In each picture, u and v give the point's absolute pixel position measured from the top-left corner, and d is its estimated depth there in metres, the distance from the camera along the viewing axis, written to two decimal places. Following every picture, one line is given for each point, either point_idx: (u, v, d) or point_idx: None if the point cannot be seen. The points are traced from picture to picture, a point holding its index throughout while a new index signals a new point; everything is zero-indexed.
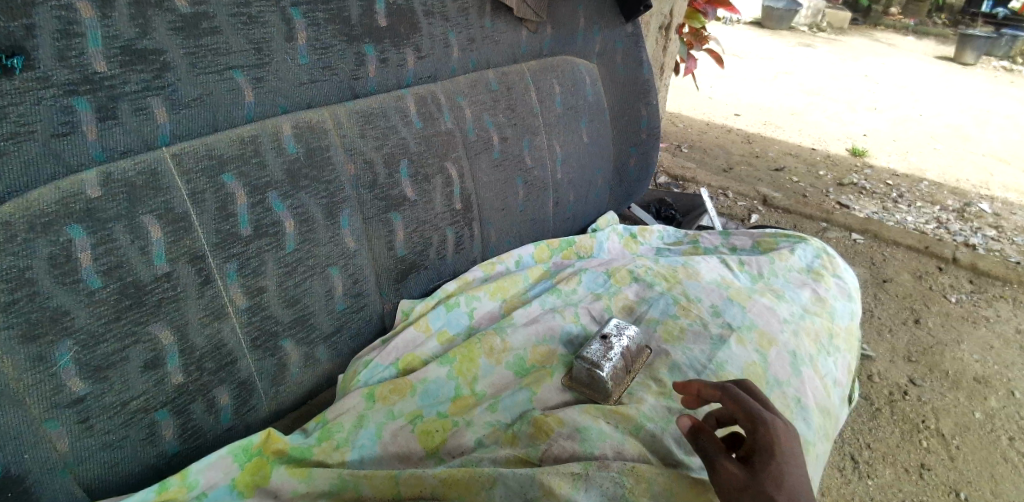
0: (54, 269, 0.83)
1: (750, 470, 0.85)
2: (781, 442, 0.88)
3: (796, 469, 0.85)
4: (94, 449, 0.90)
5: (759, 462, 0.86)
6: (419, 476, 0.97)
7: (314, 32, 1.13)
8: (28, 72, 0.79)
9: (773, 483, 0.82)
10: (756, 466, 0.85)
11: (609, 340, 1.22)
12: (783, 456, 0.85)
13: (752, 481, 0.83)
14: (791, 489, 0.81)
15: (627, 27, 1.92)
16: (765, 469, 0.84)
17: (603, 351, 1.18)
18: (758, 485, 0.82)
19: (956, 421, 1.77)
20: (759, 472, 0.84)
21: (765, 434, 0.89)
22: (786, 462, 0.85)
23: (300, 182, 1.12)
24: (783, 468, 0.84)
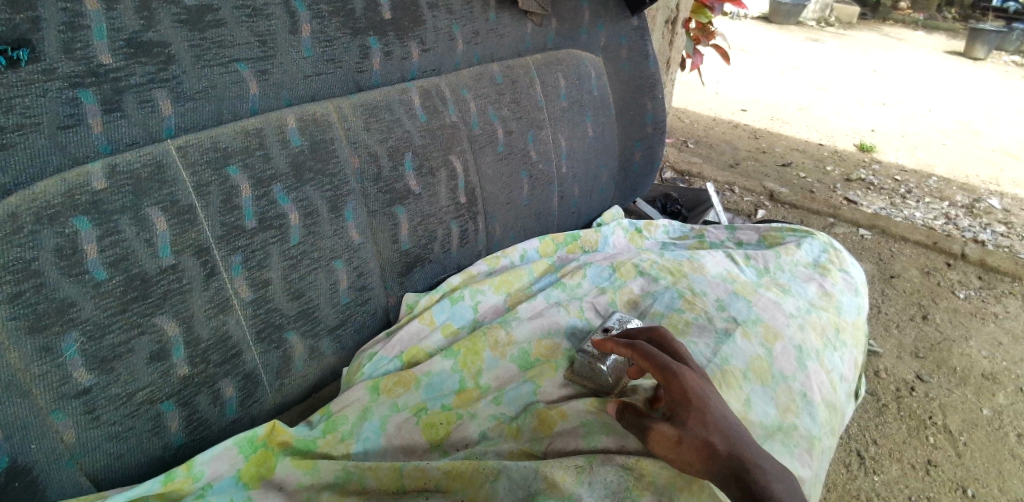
0: (61, 261, 0.83)
1: (678, 420, 0.94)
2: (692, 379, 0.99)
3: (707, 397, 0.96)
4: (100, 440, 0.91)
5: (681, 408, 0.95)
6: (423, 469, 0.97)
7: (318, 25, 1.13)
8: (33, 64, 0.79)
9: (699, 423, 0.92)
10: (681, 414, 0.94)
11: (610, 332, 1.23)
12: (698, 392, 0.96)
13: (683, 430, 0.92)
14: (714, 423, 0.92)
15: (632, 20, 1.91)
16: (688, 414, 0.94)
17: (604, 344, 1.19)
18: (689, 432, 0.91)
19: (964, 417, 1.76)
20: (684, 421, 0.93)
21: (677, 376, 0.99)
22: (703, 397, 0.96)
23: (305, 175, 1.13)
24: (701, 403, 0.95)
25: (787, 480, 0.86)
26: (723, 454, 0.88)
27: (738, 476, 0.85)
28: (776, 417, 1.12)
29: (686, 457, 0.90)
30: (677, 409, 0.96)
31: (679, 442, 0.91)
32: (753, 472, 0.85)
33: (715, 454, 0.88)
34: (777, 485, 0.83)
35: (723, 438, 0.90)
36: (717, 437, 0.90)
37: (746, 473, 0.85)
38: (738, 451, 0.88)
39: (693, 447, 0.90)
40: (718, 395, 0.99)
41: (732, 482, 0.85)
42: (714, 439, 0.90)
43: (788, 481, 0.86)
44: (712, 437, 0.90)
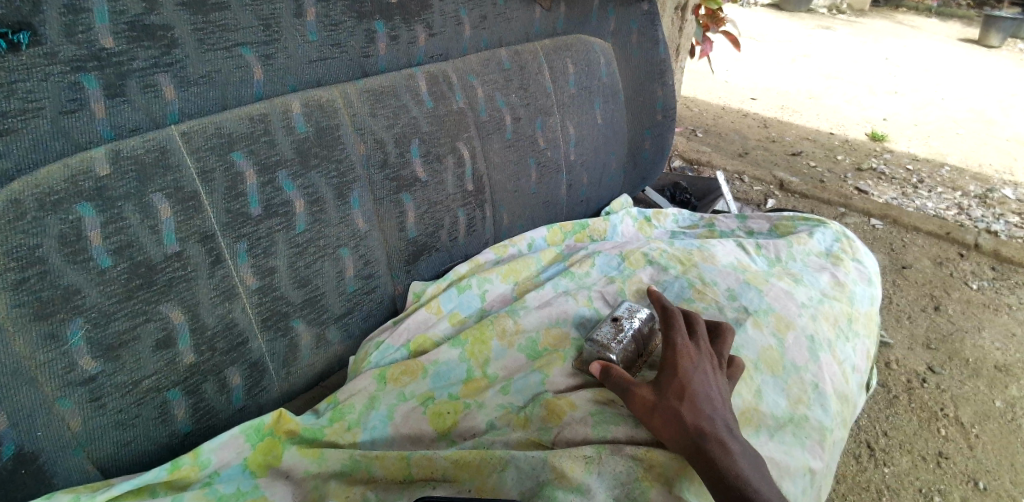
0: (64, 248, 0.82)
1: (660, 388, 0.97)
2: (686, 356, 1.00)
3: (696, 374, 0.97)
4: (107, 428, 0.91)
5: (666, 378, 0.97)
6: (430, 458, 0.97)
7: (322, 9, 1.11)
8: (35, 47, 0.77)
9: (676, 394, 0.94)
10: (665, 383, 0.97)
11: (620, 321, 1.21)
12: (688, 368, 0.98)
13: (662, 398, 0.95)
14: (694, 396, 0.93)
15: (642, 5, 1.87)
16: (671, 384, 0.96)
17: (612, 333, 1.17)
18: (667, 401, 0.94)
19: (976, 409, 1.74)
20: (665, 390, 0.96)
21: (673, 352, 1.01)
22: (692, 373, 0.97)
23: (310, 161, 1.11)
24: (688, 378, 0.96)
25: (753, 463, 0.87)
26: (694, 427, 0.89)
27: (703, 449, 0.87)
28: (786, 408, 1.10)
29: (659, 423, 0.93)
30: (663, 378, 0.98)
31: (655, 408, 0.94)
32: (718, 449, 0.86)
33: (688, 425, 0.90)
34: (741, 468, 0.84)
35: (698, 413, 0.91)
36: (692, 409, 0.92)
37: (711, 448, 0.87)
38: (710, 428, 0.89)
39: (667, 415, 0.92)
40: (712, 373, 0.99)
41: (696, 452, 0.87)
42: (690, 411, 0.91)
43: (755, 465, 0.87)
44: (688, 409, 0.92)
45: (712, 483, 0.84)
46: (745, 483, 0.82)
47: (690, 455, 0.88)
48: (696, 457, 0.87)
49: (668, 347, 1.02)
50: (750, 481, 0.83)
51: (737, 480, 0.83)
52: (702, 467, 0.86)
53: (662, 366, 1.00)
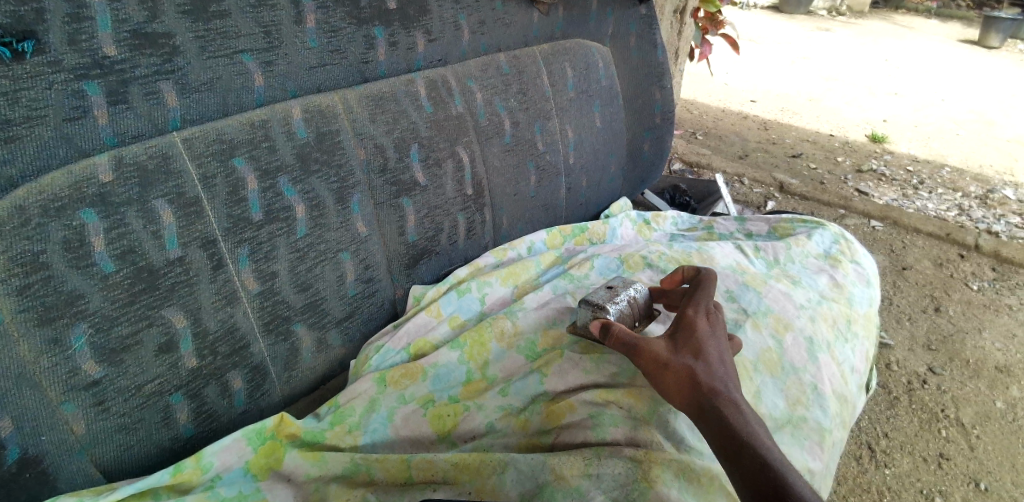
0: (68, 253, 0.83)
1: (671, 345, 0.96)
2: (702, 323, 1.00)
3: (712, 339, 0.96)
4: (110, 431, 0.92)
5: (681, 340, 0.96)
6: (430, 460, 0.98)
7: (322, 15, 1.12)
8: (39, 56, 0.79)
9: (690, 352, 0.93)
10: (678, 342, 0.96)
11: (616, 289, 1.27)
12: (705, 332, 0.97)
13: (672, 353, 0.94)
14: (708, 356, 0.92)
15: (640, 8, 1.89)
16: (687, 344, 0.95)
17: (609, 296, 1.23)
18: (677, 356, 0.93)
19: (977, 410, 1.74)
20: (679, 348, 0.95)
21: (690, 319, 1.01)
22: (706, 336, 0.96)
23: (310, 167, 1.12)
24: (702, 339, 0.96)
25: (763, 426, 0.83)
26: (704, 382, 0.88)
27: (708, 398, 0.85)
28: (785, 410, 1.11)
29: (666, 375, 0.92)
30: (679, 338, 0.97)
31: (664, 362, 0.93)
32: (728, 404, 0.84)
33: (696, 376, 0.89)
34: (746, 419, 0.82)
35: (711, 371, 0.89)
36: (705, 367, 0.90)
37: (717, 399, 0.85)
38: (722, 385, 0.87)
39: (676, 368, 0.91)
40: (728, 345, 0.98)
41: (700, 401, 0.86)
42: (700, 365, 0.90)
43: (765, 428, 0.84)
44: (699, 364, 0.91)
45: (714, 430, 0.82)
46: (750, 432, 0.80)
47: (694, 405, 0.87)
48: (701, 405, 0.85)
49: (685, 315, 1.03)
50: (755, 432, 0.80)
51: (740, 428, 0.80)
52: (705, 417, 0.84)
53: (676, 329, 1.00)
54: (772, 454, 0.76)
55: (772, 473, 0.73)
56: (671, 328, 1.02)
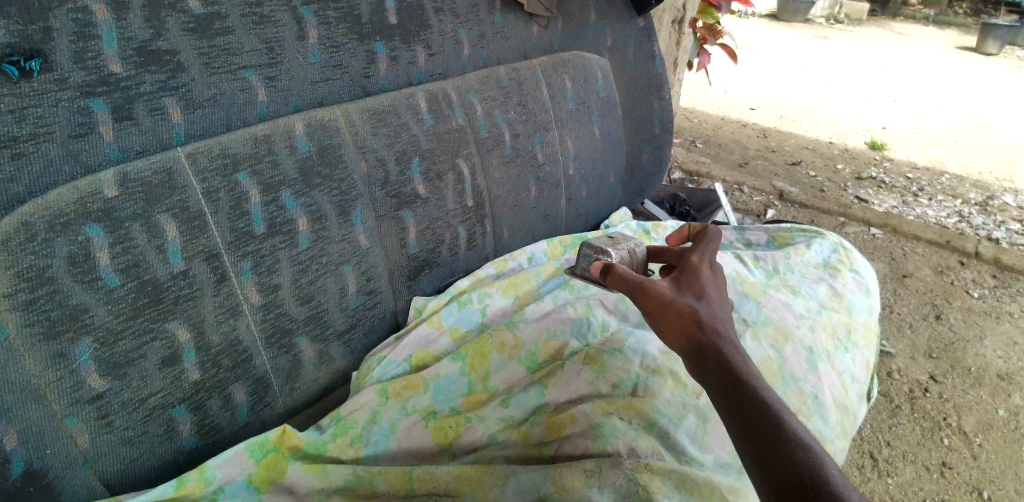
0: (74, 267, 0.84)
1: (679, 289, 0.76)
2: (714, 268, 0.80)
3: (720, 282, 0.78)
4: (114, 444, 0.92)
5: (684, 279, 0.78)
6: (432, 472, 0.99)
7: (324, 31, 1.14)
8: (46, 74, 0.80)
9: (694, 292, 0.75)
10: (687, 286, 0.76)
11: (618, 240, 1.19)
12: (712, 274, 0.79)
13: (681, 298, 0.74)
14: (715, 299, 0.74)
15: (638, 21, 1.92)
16: (692, 283, 0.76)
17: (608, 246, 1.16)
18: (687, 301, 0.73)
19: (979, 419, 1.73)
20: (682, 287, 0.76)
21: (702, 261, 0.81)
22: (719, 284, 0.77)
23: (313, 180, 1.13)
24: (715, 286, 0.76)
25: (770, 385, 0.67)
26: (710, 326, 0.69)
27: (727, 360, 0.65)
28: None
29: (671, 324, 0.71)
30: (683, 277, 0.78)
31: (671, 309, 0.72)
32: (736, 354, 0.66)
33: (710, 330, 0.69)
34: (772, 391, 0.63)
35: (717, 315, 0.71)
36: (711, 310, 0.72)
37: (737, 361, 0.65)
38: (728, 332, 0.69)
39: (686, 317, 0.71)
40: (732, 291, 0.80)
41: (714, 362, 0.66)
42: (715, 317, 0.71)
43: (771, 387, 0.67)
44: (713, 315, 0.71)
45: (729, 400, 0.63)
46: (779, 408, 0.61)
47: (704, 366, 0.67)
48: (715, 367, 0.65)
49: (694, 257, 0.83)
50: (784, 407, 0.61)
51: (767, 403, 0.61)
52: (718, 382, 0.65)
53: (681, 271, 0.80)
54: (806, 438, 0.58)
55: (809, 466, 0.55)
56: (677, 271, 0.82)
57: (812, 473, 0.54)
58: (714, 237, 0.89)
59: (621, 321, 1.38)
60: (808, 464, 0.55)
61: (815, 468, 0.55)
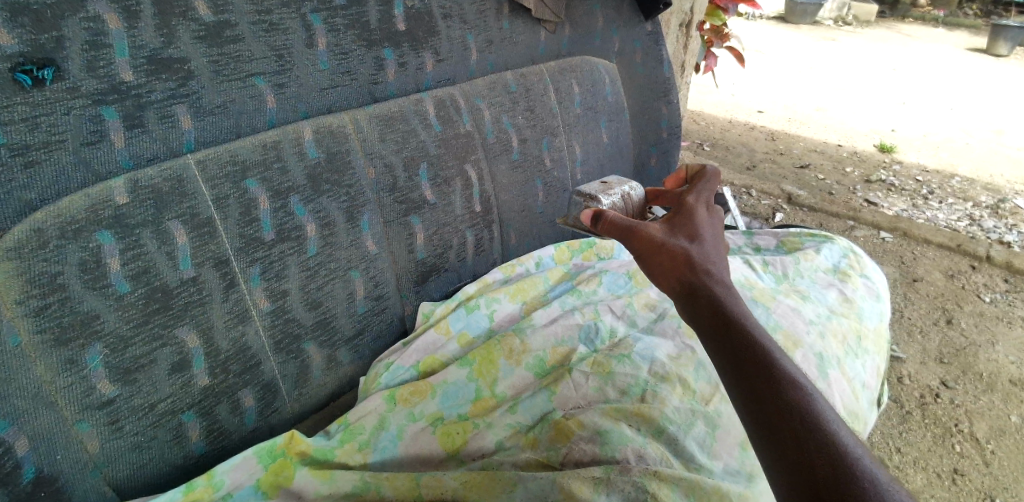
0: (85, 274, 0.85)
1: (672, 229, 0.72)
2: (706, 210, 0.77)
3: (712, 224, 0.76)
4: (124, 450, 0.93)
5: (678, 221, 0.75)
6: (439, 478, 0.98)
7: (333, 38, 1.14)
8: (58, 82, 0.81)
9: (687, 234, 0.72)
10: (677, 228, 0.73)
11: (612, 185, 1.16)
12: (706, 216, 0.77)
13: (673, 240, 0.70)
14: (707, 241, 0.71)
15: (646, 25, 1.92)
16: (686, 225, 0.73)
17: (601, 190, 1.13)
18: (679, 243, 0.70)
19: (991, 425, 1.71)
20: (676, 228, 0.73)
21: (695, 204, 0.78)
22: (710, 226, 0.75)
23: (321, 187, 1.14)
24: (706, 229, 0.73)
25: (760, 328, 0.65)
26: (702, 268, 0.67)
27: (718, 303, 0.63)
28: None
29: (662, 265, 0.69)
30: (676, 218, 0.75)
31: (660, 251, 0.70)
32: (727, 295, 0.64)
33: (701, 273, 0.66)
34: (763, 333, 0.61)
35: (709, 257, 0.69)
36: (703, 252, 0.69)
37: (729, 304, 0.63)
38: (719, 274, 0.67)
39: (676, 260, 0.68)
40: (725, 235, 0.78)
41: (705, 304, 0.63)
42: (706, 261, 0.68)
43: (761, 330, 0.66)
44: (705, 259, 0.68)
45: (720, 341, 0.60)
46: (771, 350, 0.59)
47: (694, 309, 0.64)
48: (705, 309, 0.63)
49: (686, 200, 0.80)
50: (777, 351, 0.60)
51: (759, 345, 0.59)
52: (709, 325, 0.62)
53: (675, 213, 0.77)
54: (796, 380, 0.57)
55: (800, 409, 0.54)
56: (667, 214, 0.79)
57: (805, 418, 0.53)
58: (706, 180, 0.86)
59: (629, 326, 1.37)
60: (800, 407, 0.54)
61: (807, 411, 0.54)
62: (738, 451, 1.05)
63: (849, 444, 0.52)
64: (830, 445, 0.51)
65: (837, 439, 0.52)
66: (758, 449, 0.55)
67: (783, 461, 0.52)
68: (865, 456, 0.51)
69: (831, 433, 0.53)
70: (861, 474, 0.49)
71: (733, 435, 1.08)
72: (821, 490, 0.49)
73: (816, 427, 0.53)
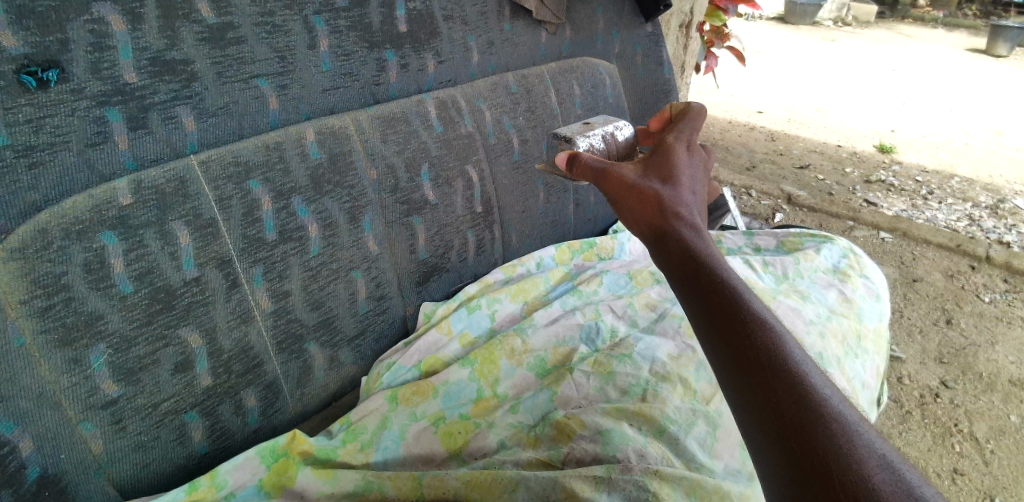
0: (89, 275, 0.85)
1: (646, 172, 0.68)
2: (685, 148, 0.72)
3: (691, 164, 0.71)
4: (126, 450, 0.93)
5: (654, 161, 0.70)
6: (441, 478, 0.98)
7: (335, 40, 1.14)
8: (62, 84, 0.81)
9: (660, 174, 0.67)
10: (653, 170, 0.69)
11: (593, 125, 1.07)
12: (685, 155, 0.71)
13: (645, 181, 0.66)
14: (682, 181, 0.67)
15: (646, 27, 1.96)
16: (661, 166, 0.69)
17: (580, 131, 1.04)
18: (651, 184, 0.66)
19: (991, 425, 1.72)
20: (650, 170, 0.68)
21: (674, 142, 0.72)
22: (688, 166, 0.70)
23: (323, 187, 1.14)
24: (683, 169, 0.69)
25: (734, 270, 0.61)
26: (672, 210, 0.63)
27: (690, 245, 0.59)
28: None
29: (632, 207, 0.65)
30: (653, 159, 0.71)
31: (634, 194, 0.65)
32: (695, 236, 0.60)
33: (674, 215, 0.62)
34: (735, 273, 0.57)
35: (682, 198, 0.64)
36: (676, 193, 0.65)
37: (701, 246, 0.59)
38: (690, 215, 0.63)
39: (649, 203, 0.64)
40: (708, 176, 0.73)
41: (676, 246, 0.59)
42: (681, 203, 0.64)
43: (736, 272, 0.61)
44: (679, 201, 0.64)
45: (689, 282, 0.56)
46: (743, 291, 0.55)
47: (665, 251, 0.60)
48: (676, 250, 0.59)
49: (665, 139, 0.74)
50: (746, 288, 0.55)
51: (730, 285, 0.55)
52: (676, 266, 0.58)
53: (653, 153, 0.73)
54: (769, 321, 0.53)
55: (772, 353, 0.50)
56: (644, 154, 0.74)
57: (776, 361, 0.50)
58: (690, 120, 0.80)
59: (629, 327, 1.38)
60: (772, 349, 0.50)
61: (780, 354, 0.50)
62: (739, 451, 1.06)
63: (822, 387, 0.49)
64: (802, 389, 0.48)
65: (809, 383, 0.48)
66: (729, 396, 0.51)
67: (753, 407, 0.48)
68: (837, 399, 0.48)
69: (804, 376, 0.49)
70: (832, 418, 0.46)
71: (733, 435, 1.08)
72: (789, 436, 0.46)
73: (789, 371, 0.49)
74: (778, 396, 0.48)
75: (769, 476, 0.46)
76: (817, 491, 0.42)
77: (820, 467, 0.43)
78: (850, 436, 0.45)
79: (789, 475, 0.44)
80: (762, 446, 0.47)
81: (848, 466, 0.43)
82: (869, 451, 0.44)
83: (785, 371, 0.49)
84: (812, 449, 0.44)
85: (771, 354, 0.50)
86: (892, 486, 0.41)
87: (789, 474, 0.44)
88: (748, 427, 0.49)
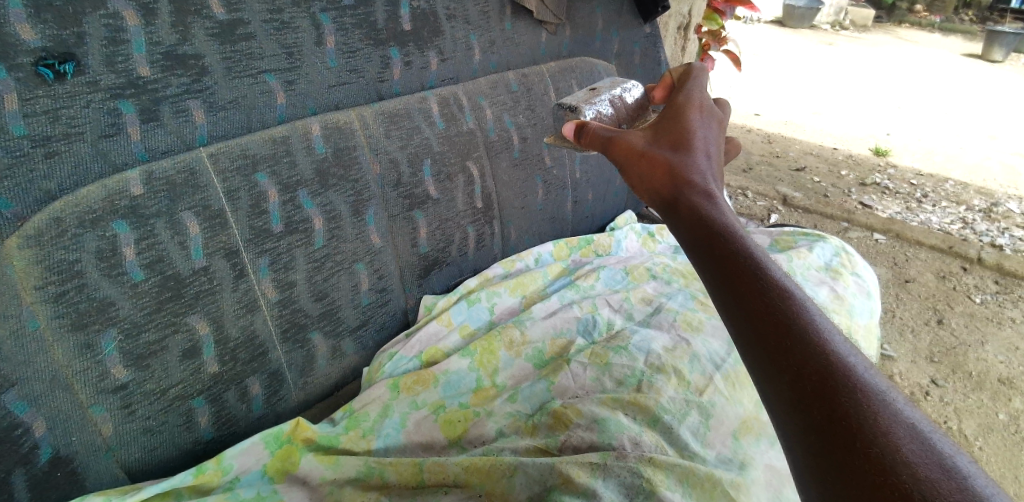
0: (101, 262, 0.88)
1: (656, 139, 0.71)
2: (696, 112, 0.74)
3: (700, 127, 0.72)
4: (135, 433, 0.96)
5: (664, 128, 0.72)
6: (442, 464, 1.01)
7: (342, 37, 1.17)
8: (78, 76, 0.84)
9: (670, 142, 0.70)
10: (664, 135, 0.71)
11: (598, 91, 1.09)
12: (697, 120, 0.73)
13: (655, 150, 0.69)
14: (693, 147, 0.69)
15: (645, 28, 2.00)
16: (670, 133, 0.71)
17: (587, 99, 1.06)
18: (662, 153, 0.68)
19: (979, 422, 1.75)
20: (660, 138, 0.71)
21: (685, 105, 0.75)
22: (698, 128, 0.72)
23: (329, 181, 1.17)
24: (694, 133, 0.71)
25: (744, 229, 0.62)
26: (682, 178, 0.65)
27: (701, 210, 0.60)
28: None
29: (645, 176, 0.68)
30: (663, 126, 0.73)
31: (644, 164, 0.68)
32: (703, 201, 0.61)
33: (684, 183, 0.64)
34: (748, 237, 0.57)
35: (692, 165, 0.66)
36: (687, 161, 0.67)
37: (712, 210, 0.60)
38: (699, 181, 0.64)
39: (659, 172, 0.67)
40: (720, 138, 0.74)
41: (686, 213, 0.61)
42: (691, 168, 0.66)
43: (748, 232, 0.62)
44: (689, 167, 0.66)
45: (701, 250, 0.57)
46: (757, 254, 0.55)
47: (676, 217, 0.61)
48: (687, 217, 0.60)
49: (676, 101, 0.77)
50: (760, 251, 0.56)
51: (744, 249, 0.55)
52: (689, 231, 0.59)
53: (663, 119, 0.75)
54: (784, 283, 0.53)
55: (790, 314, 0.50)
56: (655, 118, 0.76)
57: (795, 323, 0.49)
58: (697, 81, 0.82)
59: (626, 320, 1.41)
60: (789, 310, 0.50)
61: (797, 314, 0.50)
62: (731, 440, 1.08)
63: (846, 350, 0.49)
64: (822, 352, 0.47)
65: (829, 346, 0.48)
66: (745, 359, 0.51)
67: (770, 371, 0.48)
68: (862, 365, 0.48)
69: (825, 341, 0.49)
70: (856, 383, 0.46)
71: (726, 425, 1.11)
72: (810, 403, 0.45)
73: (807, 332, 0.49)
74: (797, 361, 0.47)
75: (790, 442, 0.46)
76: (841, 462, 0.42)
77: (842, 433, 0.43)
78: (875, 403, 0.45)
79: (813, 445, 0.44)
80: (780, 413, 0.47)
81: (876, 437, 0.42)
82: (899, 420, 0.44)
83: (801, 331, 0.49)
84: (836, 417, 0.44)
85: (785, 315, 0.50)
86: (922, 457, 0.41)
87: (811, 443, 0.44)
88: (765, 391, 0.49)
